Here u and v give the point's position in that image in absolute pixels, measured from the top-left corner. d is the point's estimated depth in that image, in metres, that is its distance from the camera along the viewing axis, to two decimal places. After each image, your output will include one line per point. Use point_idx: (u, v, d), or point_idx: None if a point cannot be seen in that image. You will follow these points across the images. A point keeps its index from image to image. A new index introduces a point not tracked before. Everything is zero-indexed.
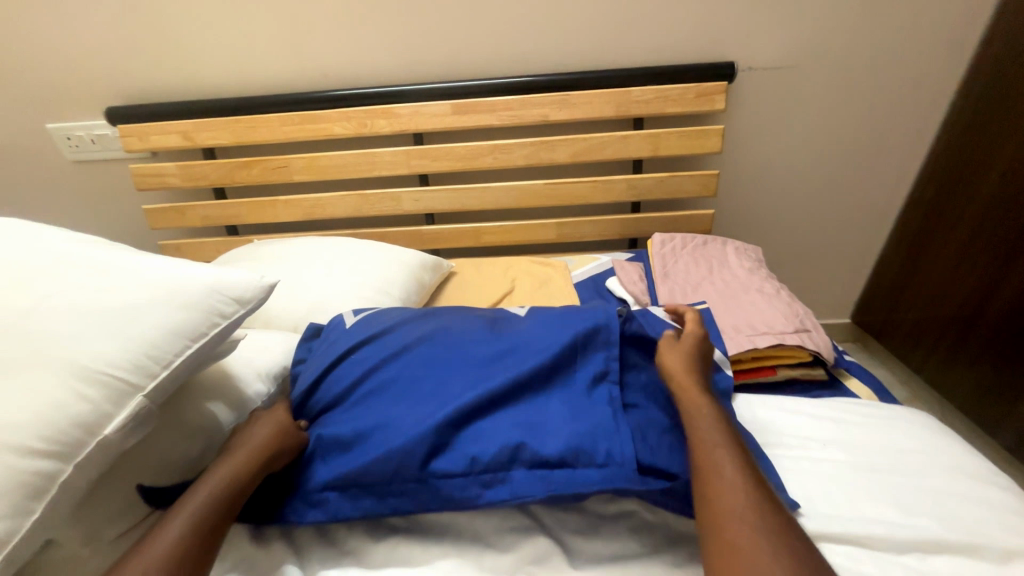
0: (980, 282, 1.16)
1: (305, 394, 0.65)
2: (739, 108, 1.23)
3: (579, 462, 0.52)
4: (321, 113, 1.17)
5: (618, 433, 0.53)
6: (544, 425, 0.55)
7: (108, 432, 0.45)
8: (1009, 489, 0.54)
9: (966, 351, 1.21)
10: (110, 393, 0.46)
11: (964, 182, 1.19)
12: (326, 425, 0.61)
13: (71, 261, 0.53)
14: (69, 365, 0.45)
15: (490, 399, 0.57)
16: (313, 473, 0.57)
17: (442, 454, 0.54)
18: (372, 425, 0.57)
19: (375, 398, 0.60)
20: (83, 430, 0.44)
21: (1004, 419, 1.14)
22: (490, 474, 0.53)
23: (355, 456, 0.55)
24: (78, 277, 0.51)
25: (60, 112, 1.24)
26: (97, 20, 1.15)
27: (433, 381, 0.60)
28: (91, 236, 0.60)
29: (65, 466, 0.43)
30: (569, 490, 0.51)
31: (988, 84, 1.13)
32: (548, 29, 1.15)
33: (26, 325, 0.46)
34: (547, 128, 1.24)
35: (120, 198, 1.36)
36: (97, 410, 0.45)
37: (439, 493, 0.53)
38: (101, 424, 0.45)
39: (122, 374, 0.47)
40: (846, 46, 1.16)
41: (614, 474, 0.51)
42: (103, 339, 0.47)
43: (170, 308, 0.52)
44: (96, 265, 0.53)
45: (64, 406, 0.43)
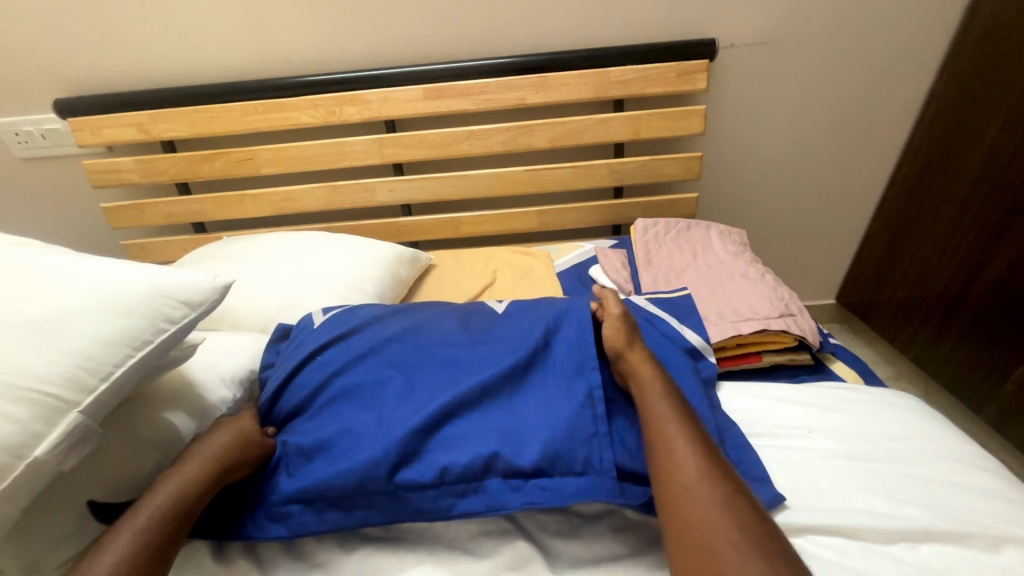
0: (963, 259, 1.16)
1: (269, 401, 0.61)
2: (721, 88, 1.20)
3: (554, 469, 0.50)
4: (286, 101, 1.11)
5: (595, 439, 0.51)
6: (521, 432, 0.52)
7: (38, 454, 0.41)
8: (996, 472, 0.54)
9: (950, 329, 1.22)
10: (39, 411, 0.41)
11: (947, 159, 1.18)
12: (292, 433, 0.58)
13: None
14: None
15: (465, 404, 0.54)
16: (276, 485, 0.53)
17: (411, 464, 0.51)
18: (337, 433, 0.54)
19: (342, 404, 0.57)
20: (7, 453, 0.40)
21: (987, 395, 1.15)
22: (462, 484, 0.50)
23: (319, 467, 0.52)
24: (2, 284, 0.46)
25: (4, 106, 1.16)
26: (35, 4, 1.06)
27: (402, 385, 0.57)
28: (23, 238, 0.55)
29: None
30: (544, 500, 0.50)
31: (970, 58, 1.12)
32: (522, 6, 1.10)
33: None
34: (525, 112, 1.19)
35: (78, 197, 1.28)
36: (23, 431, 0.40)
37: (409, 505, 0.50)
38: (28, 445, 0.41)
39: (52, 390, 0.42)
40: (829, 20, 1.13)
41: (592, 483, 0.50)
42: (30, 352, 0.43)
43: (106, 315, 0.47)
44: (24, 270, 0.48)
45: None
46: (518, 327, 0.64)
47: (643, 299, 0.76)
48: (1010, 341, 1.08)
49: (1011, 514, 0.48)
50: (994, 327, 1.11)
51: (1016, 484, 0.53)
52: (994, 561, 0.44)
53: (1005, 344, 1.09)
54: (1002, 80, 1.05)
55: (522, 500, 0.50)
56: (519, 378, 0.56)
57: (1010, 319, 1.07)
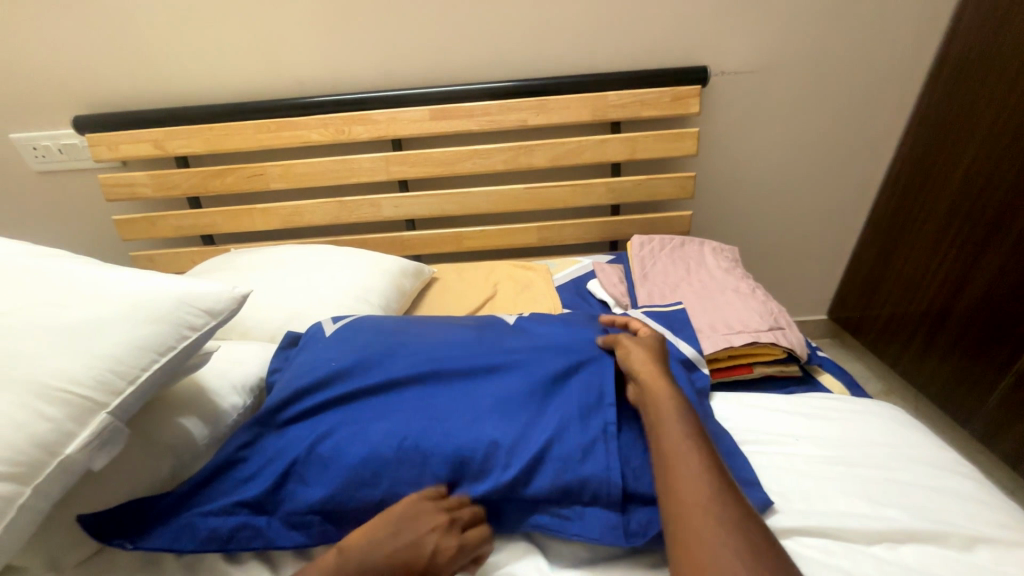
0: (947, 276, 1.20)
1: (261, 416, 0.59)
2: (713, 112, 1.26)
3: (566, 498, 0.52)
4: (298, 120, 1.16)
5: (609, 475, 0.52)
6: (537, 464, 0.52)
7: (69, 452, 0.44)
8: (971, 477, 0.57)
9: (938, 344, 1.25)
10: (72, 411, 0.44)
11: (930, 181, 1.24)
12: (285, 445, 0.57)
13: (31, 275, 0.51)
14: (27, 382, 0.43)
15: (484, 427, 0.55)
16: (291, 493, 0.54)
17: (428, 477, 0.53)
18: (346, 447, 0.55)
19: (357, 412, 0.58)
20: (42, 450, 0.42)
21: (974, 408, 1.18)
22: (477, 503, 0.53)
23: (336, 478, 0.53)
24: (40, 290, 0.50)
25: (25, 122, 1.21)
26: (61, 27, 1.12)
27: (420, 400, 0.59)
28: (53, 249, 0.58)
29: (22, 489, 0.41)
30: (557, 526, 0.52)
31: (949, 87, 1.18)
32: (523, 34, 1.16)
33: None
34: (526, 133, 1.25)
35: (90, 209, 1.32)
36: (58, 429, 0.43)
37: None
38: (62, 442, 0.43)
39: (87, 390, 0.45)
40: (813, 50, 1.20)
41: (599, 512, 0.52)
42: (65, 354, 0.46)
43: (136, 320, 0.50)
44: (60, 278, 0.52)
45: (21, 427, 0.42)
46: (534, 351, 0.65)
47: (638, 313, 0.80)
48: (995, 355, 1.12)
49: (985, 516, 0.51)
50: (978, 342, 1.15)
51: (989, 488, 0.56)
52: (966, 559, 0.47)
53: (989, 358, 1.13)
54: (978, 108, 1.11)
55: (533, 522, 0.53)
56: (535, 407, 0.58)
57: (992, 336, 1.11)
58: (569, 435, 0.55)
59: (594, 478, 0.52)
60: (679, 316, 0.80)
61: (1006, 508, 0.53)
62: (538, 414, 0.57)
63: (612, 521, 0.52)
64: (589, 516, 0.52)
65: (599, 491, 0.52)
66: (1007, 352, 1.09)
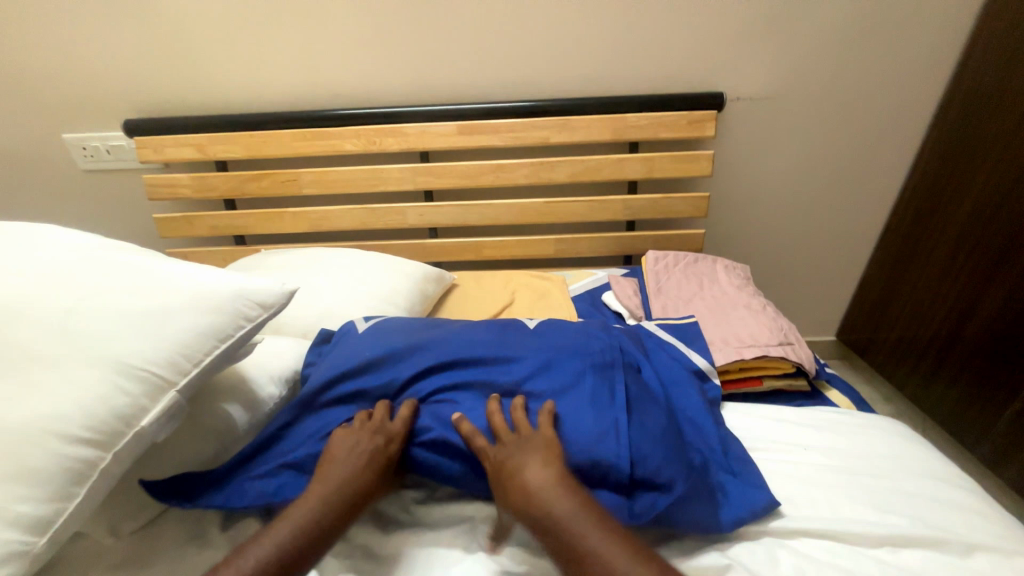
0: (955, 302, 1.23)
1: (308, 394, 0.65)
2: (727, 135, 1.31)
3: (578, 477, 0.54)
4: (332, 130, 1.23)
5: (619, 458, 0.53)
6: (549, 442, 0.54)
7: (142, 424, 0.52)
8: (971, 490, 0.60)
9: (946, 368, 1.27)
10: (147, 388, 0.52)
11: (939, 209, 1.27)
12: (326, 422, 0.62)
13: (114, 265, 0.59)
14: (112, 361, 0.51)
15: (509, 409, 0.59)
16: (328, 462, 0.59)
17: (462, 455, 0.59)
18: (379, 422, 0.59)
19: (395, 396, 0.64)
20: (120, 422, 0.50)
21: (981, 433, 1.20)
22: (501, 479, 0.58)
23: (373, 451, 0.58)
24: (121, 279, 0.57)
25: (77, 123, 1.29)
26: (117, 37, 1.20)
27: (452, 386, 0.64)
28: (127, 243, 0.65)
29: (103, 454, 0.49)
30: None
31: (958, 120, 1.23)
32: (548, 57, 1.22)
33: (75, 322, 0.52)
34: (547, 149, 1.30)
35: (131, 206, 1.39)
36: (134, 404, 0.51)
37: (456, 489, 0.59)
38: (137, 415, 0.51)
39: (160, 371, 0.53)
40: (826, 80, 1.25)
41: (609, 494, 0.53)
42: (142, 339, 0.53)
43: (198, 310, 0.57)
44: (136, 268, 0.59)
45: (106, 401, 0.49)
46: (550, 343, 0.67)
47: (651, 325, 0.84)
48: (1001, 380, 1.14)
49: (981, 526, 0.54)
50: (986, 368, 1.17)
51: (988, 501, 0.59)
52: (964, 564, 0.50)
53: (996, 383, 1.15)
54: (987, 140, 1.15)
55: None
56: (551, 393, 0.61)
57: (999, 361, 1.14)
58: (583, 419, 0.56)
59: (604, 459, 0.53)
60: (693, 328, 0.84)
61: (1003, 520, 0.56)
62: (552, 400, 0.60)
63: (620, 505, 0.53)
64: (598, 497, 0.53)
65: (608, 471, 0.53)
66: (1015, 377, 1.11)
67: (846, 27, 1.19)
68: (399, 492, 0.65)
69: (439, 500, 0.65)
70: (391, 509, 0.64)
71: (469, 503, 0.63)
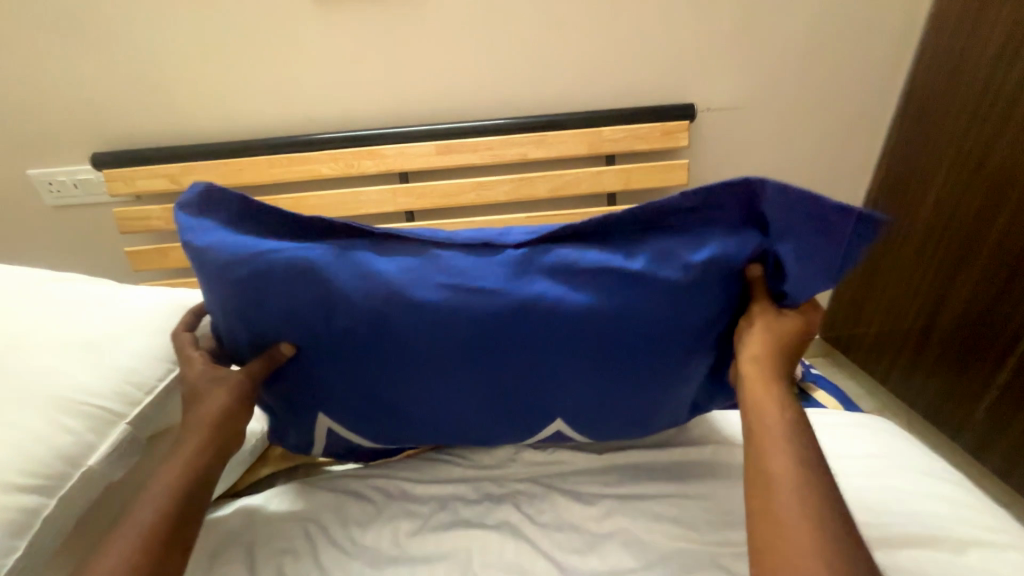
0: (927, 296, 1.27)
1: (243, 243, 0.56)
2: (701, 144, 1.35)
3: (597, 357, 0.55)
4: (309, 155, 1.22)
5: (631, 333, 0.54)
6: (553, 335, 0.54)
7: (91, 463, 0.57)
8: (958, 482, 0.61)
9: (923, 360, 1.30)
10: (95, 424, 0.59)
11: (905, 207, 1.32)
12: (315, 339, 0.56)
13: (55, 314, 0.66)
14: (56, 400, 0.57)
15: (525, 284, 0.53)
16: (327, 364, 0.57)
17: (474, 358, 0.56)
18: (383, 288, 0.54)
19: (360, 298, 0.54)
20: (68, 463, 0.56)
21: (963, 421, 1.23)
22: (516, 376, 0.57)
23: (378, 352, 0.56)
24: (63, 328, 0.64)
25: (43, 159, 1.25)
26: (81, 70, 1.17)
27: (432, 286, 0.54)
28: (75, 287, 0.73)
29: (47, 501, 0.54)
30: (588, 382, 0.58)
31: (916, 119, 1.28)
32: (522, 76, 1.25)
33: (19, 375, 0.58)
34: (527, 166, 1.32)
35: (101, 241, 1.35)
36: (83, 442, 0.57)
37: (472, 399, 0.59)
38: (84, 454, 0.57)
39: (106, 405, 0.60)
40: (790, 87, 1.30)
41: (626, 372, 0.57)
42: (86, 375, 0.60)
43: (145, 337, 0.67)
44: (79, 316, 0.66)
45: (50, 440, 0.55)
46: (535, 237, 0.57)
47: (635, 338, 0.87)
48: (978, 368, 1.17)
49: (972, 520, 0.55)
50: (961, 357, 1.20)
51: (975, 492, 0.61)
52: (958, 559, 0.51)
53: (973, 372, 1.18)
54: (943, 139, 1.20)
55: (563, 387, 0.58)
56: (522, 271, 0.54)
57: (972, 352, 1.17)
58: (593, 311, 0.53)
59: (617, 339, 0.54)
60: None
61: (992, 511, 0.58)
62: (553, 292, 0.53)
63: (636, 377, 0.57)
64: (613, 373, 0.57)
65: (621, 346, 0.55)
66: (989, 364, 1.14)
67: (808, 36, 1.24)
68: (393, 522, 0.64)
69: (432, 529, 0.63)
70: (383, 543, 0.62)
71: (463, 531, 0.62)
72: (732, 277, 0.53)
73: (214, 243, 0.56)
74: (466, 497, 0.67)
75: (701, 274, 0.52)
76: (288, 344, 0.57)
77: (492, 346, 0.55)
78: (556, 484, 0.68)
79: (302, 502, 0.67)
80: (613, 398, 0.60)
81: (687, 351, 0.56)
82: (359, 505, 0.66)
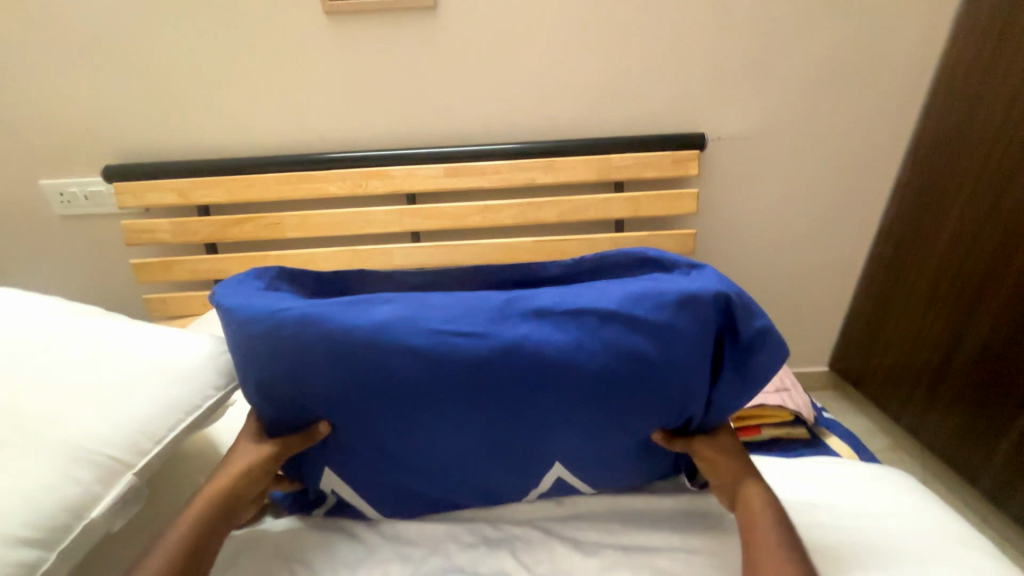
0: (942, 332, 1.24)
1: (248, 301, 0.56)
2: (711, 173, 1.34)
3: (603, 397, 0.55)
4: (318, 174, 1.22)
5: (635, 376, 0.55)
6: (556, 377, 0.54)
7: (93, 516, 0.55)
8: (986, 551, 0.60)
9: (938, 397, 1.27)
10: (101, 473, 0.56)
11: (920, 240, 1.30)
12: (319, 388, 0.56)
13: (72, 346, 0.64)
14: (67, 446, 0.56)
15: (514, 329, 0.55)
16: (337, 410, 0.57)
17: (478, 399, 0.55)
18: (385, 336, 0.54)
19: (362, 347, 0.54)
20: (69, 515, 0.53)
21: (980, 464, 1.18)
22: (520, 417, 0.57)
23: (383, 395, 0.56)
24: (82, 362, 0.62)
25: (56, 171, 1.26)
26: (100, 85, 1.19)
27: (431, 334, 0.54)
28: (94, 314, 0.71)
29: (46, 556, 0.51)
30: (594, 424, 0.57)
31: (929, 155, 1.27)
32: (534, 102, 1.25)
33: (31, 415, 0.56)
34: (534, 190, 1.31)
35: (107, 251, 1.36)
36: (86, 492, 0.55)
37: (478, 439, 0.58)
38: (88, 507, 0.54)
39: (115, 454, 0.57)
40: (802, 119, 1.29)
41: (635, 413, 0.57)
42: (100, 419, 0.58)
43: (163, 376, 0.64)
44: (98, 349, 0.64)
45: (53, 492, 0.53)
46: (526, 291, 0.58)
47: None
48: (996, 409, 1.13)
49: None
50: (978, 396, 1.17)
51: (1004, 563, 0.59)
52: None
53: (991, 412, 1.14)
54: (959, 176, 1.18)
55: (570, 427, 0.57)
56: (524, 317, 0.56)
57: (990, 391, 1.14)
58: (598, 354, 0.54)
59: (619, 380, 0.55)
60: None
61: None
62: (555, 337, 0.54)
63: (645, 417, 0.57)
64: (620, 414, 0.56)
65: (625, 388, 0.55)
66: (1009, 406, 1.10)
67: (820, 70, 1.24)
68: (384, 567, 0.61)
69: None
70: None
71: None
72: (710, 324, 0.55)
73: (222, 309, 0.57)
74: (461, 540, 0.64)
75: (677, 319, 0.54)
76: (327, 425, 0.58)
77: (495, 388, 0.55)
78: (556, 529, 0.65)
79: (294, 536, 0.65)
80: (610, 441, 0.59)
81: (677, 398, 0.56)
82: (351, 545, 0.64)
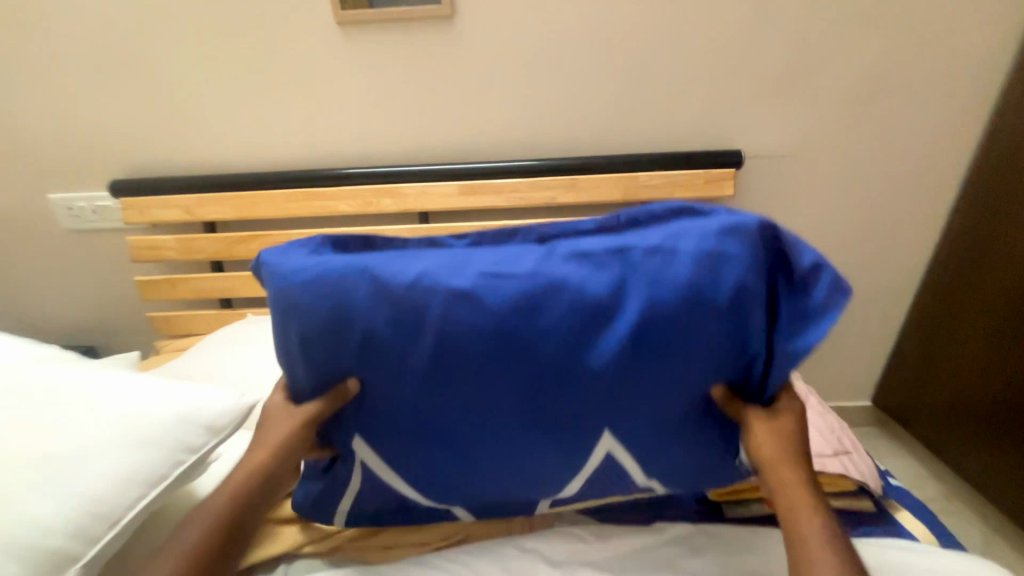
0: (1004, 370, 1.11)
1: (280, 254, 0.55)
2: (748, 193, 1.23)
3: (648, 344, 0.51)
4: (328, 191, 1.16)
5: (681, 319, 0.50)
6: (597, 317, 0.52)
7: None
8: None
9: (1001, 442, 1.14)
10: (50, 561, 0.54)
11: (980, 269, 1.17)
12: (349, 335, 0.52)
13: (43, 409, 0.62)
14: (17, 529, 0.53)
15: (552, 267, 0.53)
16: (366, 363, 0.53)
17: (515, 344, 0.52)
18: (421, 276, 0.52)
19: (396, 286, 0.52)
20: None
21: None
22: (559, 367, 0.52)
23: (414, 339, 0.52)
24: (49, 428, 0.60)
25: (65, 185, 1.24)
26: (110, 98, 1.16)
27: (465, 274, 0.52)
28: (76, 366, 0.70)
29: None
30: (640, 379, 0.52)
31: (994, 176, 1.15)
32: (556, 116, 1.17)
33: None
34: (555, 209, 1.23)
35: (114, 267, 1.32)
36: None
37: (514, 394, 0.53)
38: None
39: (65, 541, 0.55)
40: (849, 135, 1.18)
41: (684, 365, 0.51)
42: (55, 498, 0.56)
43: (128, 444, 0.61)
44: (69, 412, 0.62)
45: None
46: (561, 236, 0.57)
47: None
48: None
49: None
50: None
51: None
52: None
53: None
54: None
55: (614, 380, 0.52)
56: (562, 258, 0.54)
57: None
58: (642, 291, 0.51)
59: (665, 324, 0.51)
60: None
61: None
62: (593, 272, 0.52)
63: (695, 370, 0.52)
64: (666, 365, 0.51)
65: (672, 332, 0.51)
66: None
67: (872, 82, 1.13)
68: None
69: None
70: None
71: None
72: (760, 254, 0.51)
73: (258, 261, 0.56)
74: None
75: (725, 247, 0.51)
76: (355, 381, 0.54)
77: (533, 331, 0.52)
78: None
79: None
80: (660, 407, 0.53)
81: (733, 348, 0.51)
82: None
